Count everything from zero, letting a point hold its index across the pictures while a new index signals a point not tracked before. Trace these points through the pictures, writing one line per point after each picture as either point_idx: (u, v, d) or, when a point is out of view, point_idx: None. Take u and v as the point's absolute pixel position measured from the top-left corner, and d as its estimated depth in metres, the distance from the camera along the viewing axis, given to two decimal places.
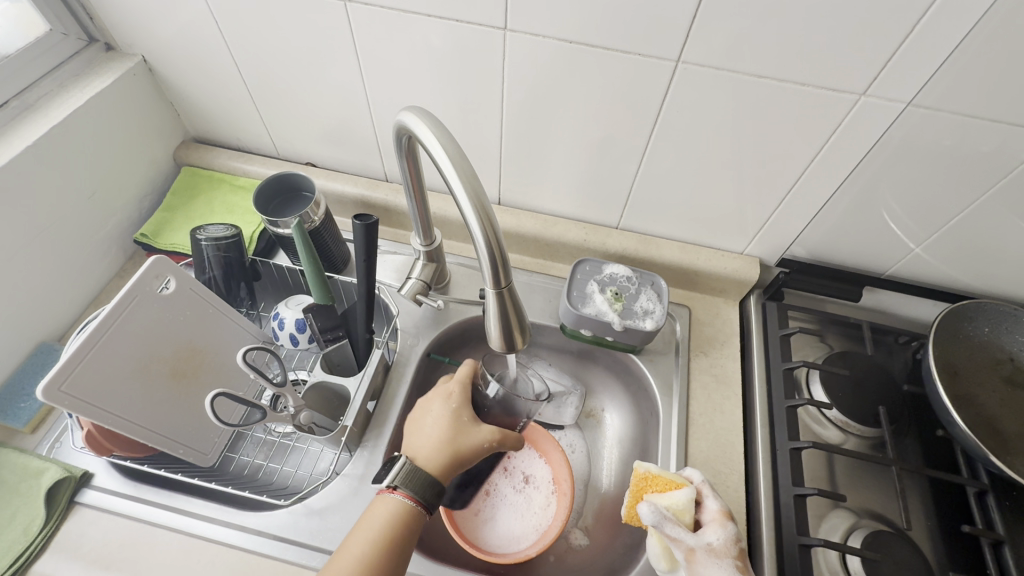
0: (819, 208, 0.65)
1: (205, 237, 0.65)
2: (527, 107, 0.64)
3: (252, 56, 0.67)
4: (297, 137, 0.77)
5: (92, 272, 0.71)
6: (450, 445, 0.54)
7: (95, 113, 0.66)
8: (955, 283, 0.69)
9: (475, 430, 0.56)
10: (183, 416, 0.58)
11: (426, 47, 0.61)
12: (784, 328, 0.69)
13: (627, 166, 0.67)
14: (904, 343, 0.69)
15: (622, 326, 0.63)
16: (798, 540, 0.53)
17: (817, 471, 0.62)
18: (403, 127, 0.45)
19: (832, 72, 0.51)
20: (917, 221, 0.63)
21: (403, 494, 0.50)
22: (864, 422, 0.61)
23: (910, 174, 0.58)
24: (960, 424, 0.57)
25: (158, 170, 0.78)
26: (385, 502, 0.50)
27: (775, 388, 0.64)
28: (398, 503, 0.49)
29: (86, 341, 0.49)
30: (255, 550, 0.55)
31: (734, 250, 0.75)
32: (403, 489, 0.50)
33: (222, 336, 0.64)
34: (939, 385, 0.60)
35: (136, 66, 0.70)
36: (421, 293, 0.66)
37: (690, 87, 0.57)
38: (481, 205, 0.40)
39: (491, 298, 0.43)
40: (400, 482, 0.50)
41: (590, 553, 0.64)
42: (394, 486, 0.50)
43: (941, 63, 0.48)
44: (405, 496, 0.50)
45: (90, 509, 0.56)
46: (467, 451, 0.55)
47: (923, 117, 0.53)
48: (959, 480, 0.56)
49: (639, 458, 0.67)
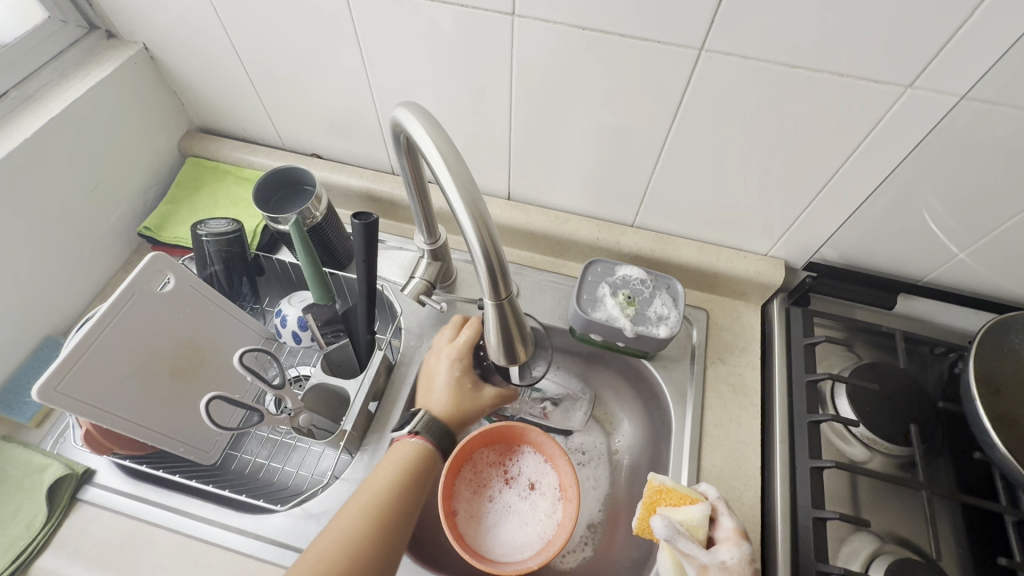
0: (852, 209, 0.60)
1: (205, 232, 0.63)
2: (538, 98, 0.60)
3: (253, 44, 0.64)
4: (302, 127, 0.75)
5: (97, 264, 0.70)
6: (456, 407, 0.59)
7: (96, 104, 0.65)
8: (1003, 291, 0.63)
9: (478, 392, 0.60)
10: (184, 416, 0.58)
11: (431, 34, 0.57)
12: (810, 335, 0.65)
13: (644, 161, 0.63)
14: (941, 354, 0.64)
15: (634, 333, 0.60)
16: (815, 566, 0.50)
17: (840, 491, 0.58)
18: (398, 124, 0.42)
19: (875, 62, 0.46)
20: (963, 224, 0.57)
21: (422, 439, 0.55)
22: (893, 440, 0.57)
23: (959, 173, 0.53)
24: (1000, 447, 0.53)
25: (162, 161, 0.77)
26: (408, 445, 0.55)
27: (798, 402, 0.60)
28: (419, 447, 0.55)
29: (83, 341, 0.48)
30: (252, 554, 0.54)
31: (758, 251, 0.70)
32: (424, 437, 0.55)
33: (224, 334, 0.63)
34: (978, 402, 0.56)
35: (138, 54, 0.68)
36: (424, 293, 0.64)
37: (715, 77, 0.52)
38: (476, 210, 0.37)
39: (490, 309, 0.41)
40: (420, 428, 0.56)
41: (594, 564, 0.62)
42: (415, 432, 0.55)
43: (1000, 55, 0.43)
44: (427, 443, 0.55)
45: (91, 506, 0.56)
46: (472, 409, 0.60)
47: (977, 111, 0.47)
48: (995, 507, 0.52)
49: (649, 469, 0.65)
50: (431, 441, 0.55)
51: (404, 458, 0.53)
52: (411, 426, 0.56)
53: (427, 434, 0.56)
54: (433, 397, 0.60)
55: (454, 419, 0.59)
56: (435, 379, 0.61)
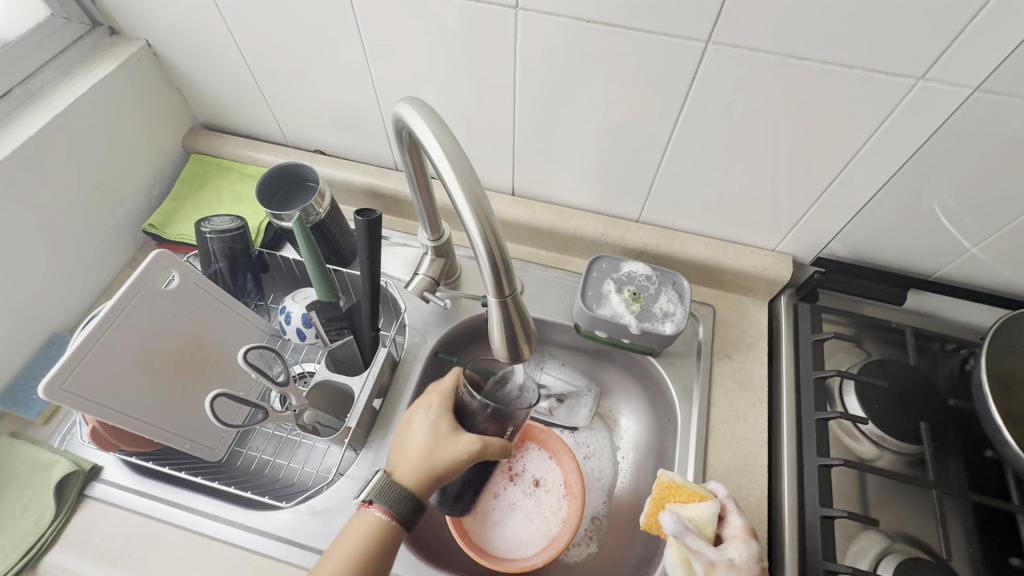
0: (862, 204, 0.59)
1: (210, 229, 0.63)
2: (542, 92, 0.59)
3: (256, 40, 0.64)
4: (305, 123, 0.75)
5: (103, 262, 0.70)
6: (429, 460, 0.50)
7: (100, 101, 0.65)
8: (1015, 287, 0.62)
9: (455, 440, 0.51)
10: (190, 413, 0.58)
11: (434, 27, 0.56)
12: (818, 332, 0.64)
13: (649, 155, 0.62)
14: (951, 351, 0.63)
15: (640, 330, 0.60)
16: (823, 565, 0.49)
17: (848, 490, 0.58)
18: (400, 120, 0.42)
19: (886, 53, 0.45)
20: (974, 219, 0.56)
21: (380, 510, 0.48)
22: (902, 437, 0.57)
23: (972, 167, 0.52)
24: (1012, 445, 0.53)
25: (166, 158, 0.77)
26: (365, 516, 0.48)
27: (806, 399, 0.60)
28: (376, 520, 0.47)
29: (88, 338, 0.48)
30: (258, 550, 0.54)
31: (765, 246, 0.69)
32: (380, 505, 0.48)
33: (228, 331, 0.63)
34: (991, 402, 0.55)
35: (140, 51, 0.68)
36: (428, 291, 0.64)
37: (721, 70, 0.51)
38: (479, 206, 0.36)
39: (493, 307, 0.40)
40: (374, 496, 0.48)
41: (599, 562, 0.62)
42: (370, 501, 0.48)
43: (1015, 46, 0.42)
44: (384, 513, 0.48)
45: (99, 502, 0.57)
46: (444, 461, 0.50)
47: (991, 104, 0.46)
48: (1009, 507, 0.51)
49: (654, 465, 0.65)
50: (392, 510, 0.48)
51: (365, 536, 0.46)
52: (366, 494, 0.48)
53: (384, 500, 0.48)
54: (410, 450, 0.52)
55: (423, 479, 0.49)
56: (411, 432, 0.53)
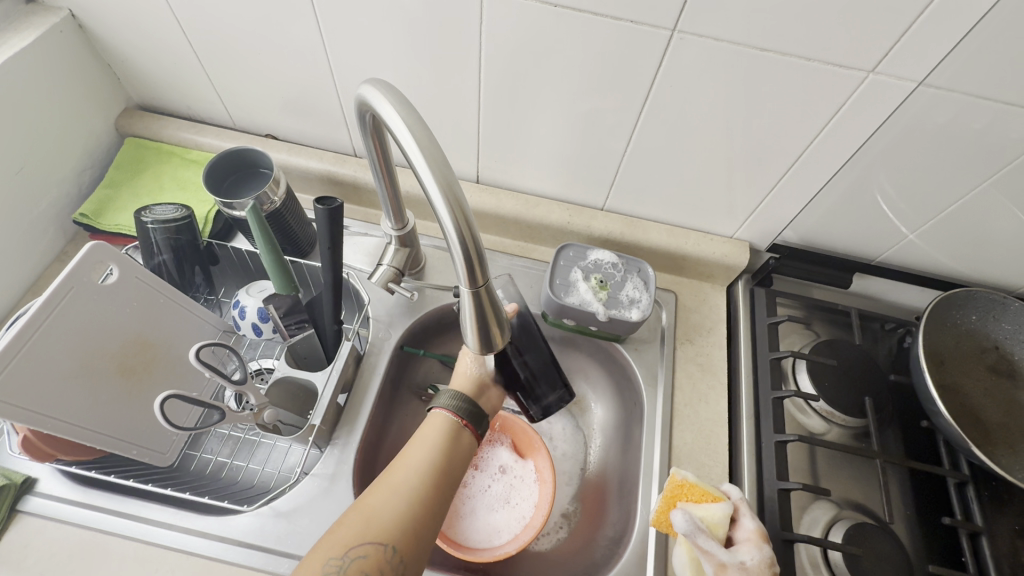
0: (813, 193, 0.62)
1: (152, 220, 0.59)
2: (509, 79, 0.58)
3: (199, 14, 0.59)
4: (255, 105, 0.70)
5: (28, 255, 0.64)
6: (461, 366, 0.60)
7: (16, 75, 0.58)
8: (946, 270, 0.67)
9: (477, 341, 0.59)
10: (136, 417, 0.54)
11: (396, 5, 0.54)
12: (773, 315, 0.67)
13: (614, 143, 0.63)
14: (890, 330, 0.68)
15: (607, 317, 0.61)
16: (781, 535, 0.53)
17: (802, 463, 0.61)
18: (364, 102, 0.40)
19: (840, 47, 0.47)
20: (913, 206, 0.60)
21: (441, 408, 0.53)
22: (848, 412, 0.60)
23: (913, 159, 0.56)
24: (946, 415, 0.57)
25: (97, 141, 0.71)
26: (435, 419, 0.52)
27: (763, 379, 0.63)
28: (443, 418, 0.52)
29: (15, 341, 0.43)
30: (216, 557, 0.52)
31: (724, 233, 0.71)
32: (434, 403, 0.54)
33: (176, 327, 0.58)
34: (926, 375, 0.59)
35: (63, 21, 0.62)
36: (393, 281, 0.62)
37: (685, 59, 0.52)
38: (451, 192, 0.35)
39: (465, 296, 0.39)
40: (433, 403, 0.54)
41: (569, 547, 0.63)
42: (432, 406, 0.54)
43: (952, 46, 0.45)
44: (441, 410, 0.52)
45: (34, 517, 0.53)
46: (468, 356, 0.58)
47: (932, 98, 0.49)
48: (941, 472, 0.56)
49: (622, 448, 0.66)
50: (447, 407, 0.52)
51: (439, 434, 0.51)
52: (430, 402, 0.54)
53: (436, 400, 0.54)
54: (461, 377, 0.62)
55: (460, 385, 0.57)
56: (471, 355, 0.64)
